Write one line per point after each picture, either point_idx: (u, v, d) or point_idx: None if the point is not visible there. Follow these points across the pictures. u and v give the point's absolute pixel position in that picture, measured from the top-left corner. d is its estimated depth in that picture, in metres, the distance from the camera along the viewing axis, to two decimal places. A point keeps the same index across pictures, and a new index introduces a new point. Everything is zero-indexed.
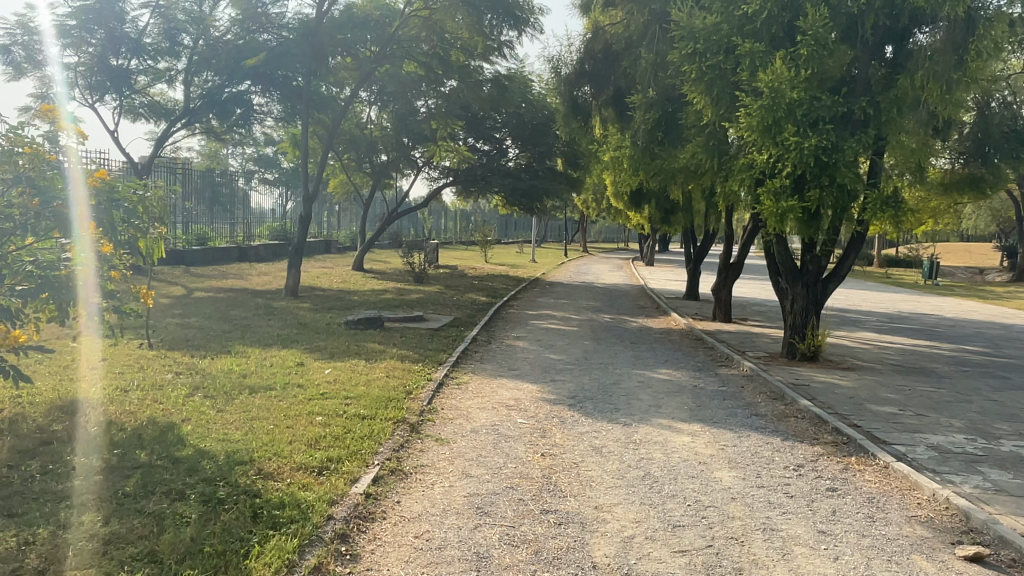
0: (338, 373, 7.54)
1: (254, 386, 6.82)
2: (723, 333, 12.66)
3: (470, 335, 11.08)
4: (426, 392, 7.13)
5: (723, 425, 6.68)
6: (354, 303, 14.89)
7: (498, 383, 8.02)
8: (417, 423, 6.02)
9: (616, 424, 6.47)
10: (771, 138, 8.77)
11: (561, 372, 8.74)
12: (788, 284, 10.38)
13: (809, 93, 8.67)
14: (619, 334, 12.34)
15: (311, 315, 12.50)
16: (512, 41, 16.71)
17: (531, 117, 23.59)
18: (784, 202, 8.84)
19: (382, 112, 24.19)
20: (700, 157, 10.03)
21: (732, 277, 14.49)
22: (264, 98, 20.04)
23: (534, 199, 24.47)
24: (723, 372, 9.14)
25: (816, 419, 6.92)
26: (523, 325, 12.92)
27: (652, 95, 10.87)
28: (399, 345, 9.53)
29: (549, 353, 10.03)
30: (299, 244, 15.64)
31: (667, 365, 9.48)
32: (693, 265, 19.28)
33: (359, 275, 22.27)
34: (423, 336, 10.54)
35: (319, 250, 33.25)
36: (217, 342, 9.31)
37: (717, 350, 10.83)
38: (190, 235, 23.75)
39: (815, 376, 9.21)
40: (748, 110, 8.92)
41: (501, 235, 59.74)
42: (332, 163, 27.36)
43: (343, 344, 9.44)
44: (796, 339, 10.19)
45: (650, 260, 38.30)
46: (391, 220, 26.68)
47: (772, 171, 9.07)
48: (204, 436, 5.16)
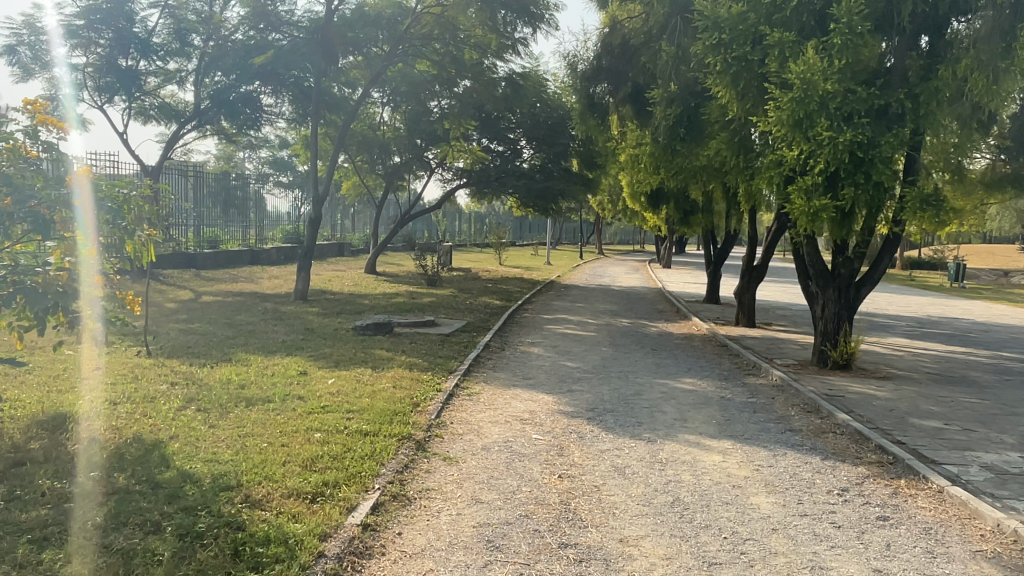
0: (342, 383, 7.10)
1: (252, 398, 6.40)
2: (748, 339, 12.10)
3: (483, 341, 10.62)
4: (434, 404, 6.66)
5: (756, 442, 6.16)
6: (364, 307, 14.49)
7: (512, 394, 7.55)
8: (424, 441, 5.56)
9: (639, 441, 5.98)
10: (802, 133, 8.23)
11: (578, 381, 8.25)
12: (818, 288, 9.84)
13: (843, 85, 8.13)
14: (639, 340, 11.83)
15: (319, 320, 12.10)
16: (527, 37, 16.28)
17: (546, 117, 23.15)
18: (816, 201, 8.30)
19: (395, 113, 23.85)
20: (724, 154, 9.52)
21: (755, 280, 13.93)
22: (275, 98, 19.75)
23: (549, 201, 24.00)
24: (751, 382, 8.62)
25: (857, 435, 6.39)
26: (538, 331, 12.44)
27: (673, 90, 10.36)
28: (408, 352, 9.08)
29: (565, 361, 9.54)
30: (309, 246, 15.26)
31: (690, 374, 8.97)
32: (714, 268, 18.69)
33: (371, 278, 21.89)
34: (434, 343, 10.09)
35: (332, 252, 32.99)
36: (218, 349, 8.92)
37: (743, 357, 10.29)
38: (201, 238, 23.48)
39: (850, 386, 8.66)
40: (777, 104, 8.40)
41: (515, 238, 59.38)
42: (345, 165, 27.05)
43: (350, 351, 9.02)
44: (827, 346, 9.65)
45: (667, 262, 37.69)
46: (404, 222, 26.32)
47: (803, 167, 8.54)
48: (190, 456, 4.73)
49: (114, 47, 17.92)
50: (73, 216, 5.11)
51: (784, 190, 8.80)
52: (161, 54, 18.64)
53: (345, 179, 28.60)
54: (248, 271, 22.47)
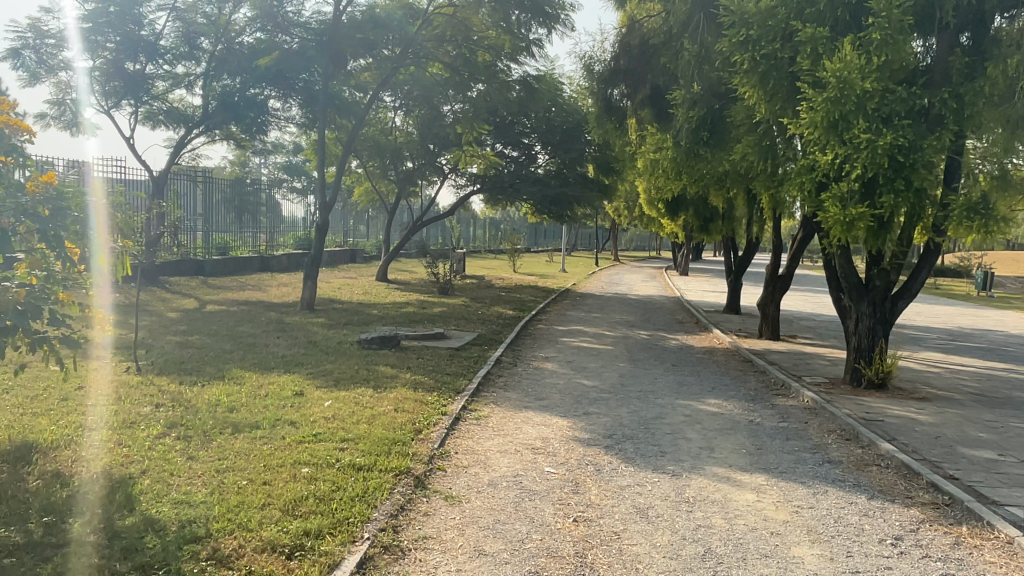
0: (339, 406, 6.58)
1: (240, 424, 5.90)
2: (773, 354, 11.46)
3: (494, 356, 10.08)
4: (438, 431, 6.10)
5: (792, 477, 5.56)
6: (372, 317, 14.01)
7: (523, 417, 6.99)
8: (424, 475, 5.02)
9: (663, 475, 5.39)
10: (837, 135, 7.63)
11: (595, 403, 7.67)
12: (851, 301, 9.19)
13: (882, 84, 7.52)
14: (658, 354, 11.22)
15: (323, 332, 11.63)
16: (542, 38, 15.76)
17: (561, 121, 22.63)
18: (852, 209, 7.68)
19: (408, 117, 23.43)
20: (750, 158, 8.92)
21: (780, 291, 13.28)
22: (284, 102, 19.38)
23: (564, 207, 23.44)
24: (781, 405, 7.98)
25: (905, 470, 5.77)
26: (552, 344, 11.87)
27: (695, 90, 9.79)
28: (414, 369, 8.55)
29: (580, 379, 8.97)
30: (316, 254, 14.81)
31: (715, 394, 8.35)
32: (734, 277, 18.03)
33: (381, 286, 21.45)
34: (442, 358, 9.55)
35: (344, 258, 32.65)
36: (213, 366, 8.46)
37: (769, 374, 9.66)
38: (210, 245, 23.16)
39: (888, 409, 8.01)
40: (809, 105, 7.80)
41: (530, 243, 58.88)
42: (357, 170, 26.69)
43: (351, 367, 8.50)
44: (862, 363, 9.00)
45: (684, 270, 36.97)
46: (416, 229, 25.87)
47: (838, 173, 7.93)
48: (159, 498, 4.26)
49: (122, 50, 17.67)
50: (35, 227, 4.58)
51: (815, 198, 8.20)
52: (170, 58, 18.40)
53: (358, 185, 28.26)
54: (256, 278, 22.14)
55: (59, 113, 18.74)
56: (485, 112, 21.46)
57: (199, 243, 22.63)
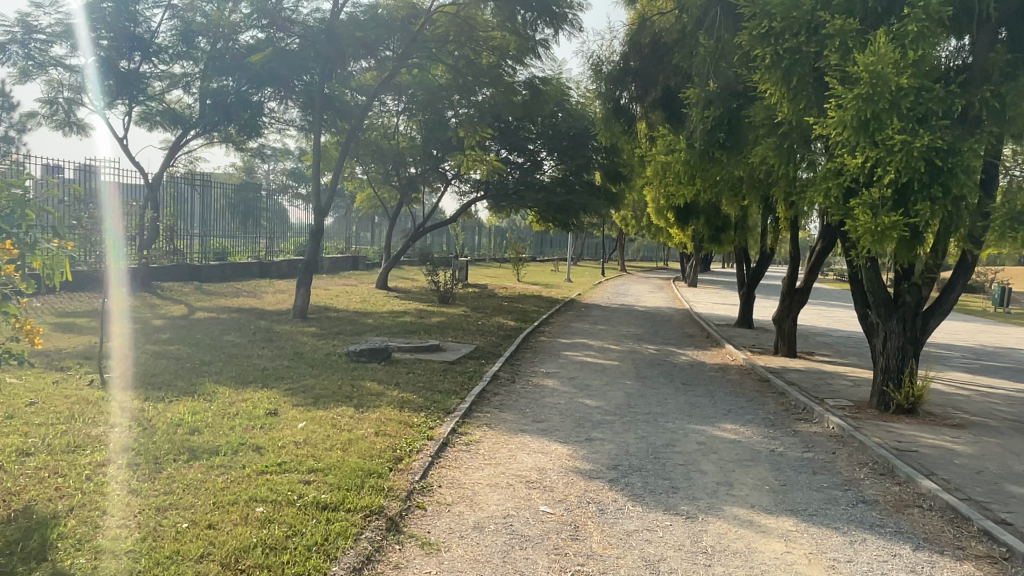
0: (314, 428, 5.90)
1: (197, 449, 5.24)
2: (790, 373, 10.74)
3: (491, 371, 9.40)
4: (421, 460, 5.42)
5: (824, 520, 4.86)
6: (366, 327, 13.36)
7: (519, 443, 6.30)
8: (398, 516, 4.34)
9: (676, 518, 4.69)
10: (868, 136, 6.95)
11: (599, 426, 6.99)
12: (879, 318, 8.49)
13: (919, 80, 6.84)
14: (667, 371, 10.51)
15: (312, 342, 11.00)
16: (548, 39, 15.17)
17: (568, 127, 22.02)
18: (883, 218, 6.98)
19: (411, 121, 22.87)
20: (770, 160, 8.25)
21: (797, 305, 12.61)
22: (282, 105, 18.80)
23: (570, 215, 22.80)
24: (804, 432, 7.26)
25: (952, 512, 5.05)
26: (555, 359, 11.18)
27: (711, 89, 9.14)
28: (403, 386, 7.87)
29: (584, 398, 8.28)
30: (309, 260, 14.17)
31: (730, 419, 7.64)
32: (746, 289, 17.32)
33: (380, 294, 20.79)
34: (435, 373, 8.88)
35: (345, 265, 32.14)
36: (185, 380, 7.81)
37: (789, 397, 8.94)
38: (207, 249, 22.56)
39: (922, 437, 7.29)
40: (838, 103, 7.13)
41: (536, 253, 58.34)
42: (360, 176, 26.15)
43: (335, 383, 7.84)
44: (890, 386, 8.30)
45: (693, 282, 36.23)
46: (419, 236, 25.24)
47: (868, 178, 7.25)
48: (79, 546, 3.59)
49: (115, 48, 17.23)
50: None
51: (843, 205, 7.52)
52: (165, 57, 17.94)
53: (359, 191, 27.74)
54: (252, 285, 21.56)
55: (52, 113, 18.52)
56: (490, 116, 20.89)
57: (196, 248, 22.05)
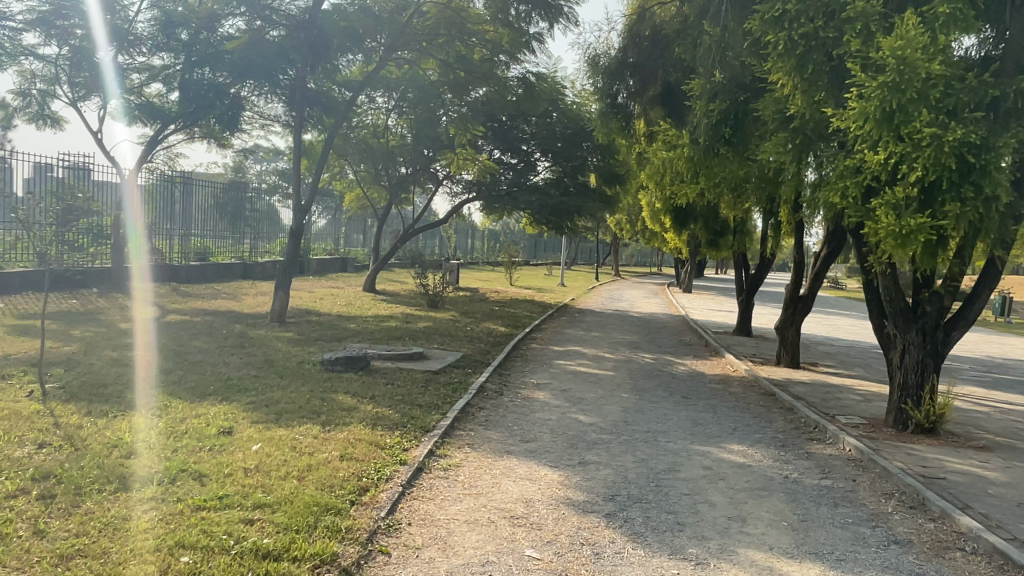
0: (270, 451, 5.20)
1: (128, 478, 4.54)
2: (797, 386, 10.08)
3: (476, 382, 8.71)
4: (389, 490, 4.71)
5: (855, 567, 4.17)
6: (347, 332, 12.66)
7: (504, 468, 5.60)
8: (354, 565, 3.63)
9: (683, 565, 4.00)
10: (893, 129, 6.30)
11: (593, 447, 6.31)
12: (896, 330, 7.84)
13: (949, 69, 6.22)
14: (666, 383, 9.82)
15: (287, 349, 10.28)
16: (543, 33, 14.52)
17: (563, 127, 21.36)
18: (908, 220, 6.33)
19: (401, 120, 22.22)
20: (780, 156, 7.62)
21: (801, 313, 11.96)
22: (266, 100, 18.10)
23: (563, 218, 22.15)
24: (818, 455, 6.59)
25: (1001, 558, 4.36)
26: (546, 368, 10.49)
27: (716, 80, 8.49)
28: (378, 399, 7.17)
29: (576, 413, 7.58)
30: (289, 261, 13.46)
31: (737, 438, 6.95)
32: (745, 295, 16.64)
33: (367, 297, 20.09)
34: (416, 385, 8.17)
35: (333, 266, 31.46)
36: (137, 390, 7.09)
37: (797, 413, 8.27)
38: (187, 249, 21.83)
39: (948, 462, 6.62)
40: (859, 94, 6.51)
41: (529, 256, 57.79)
42: (348, 176, 25.46)
43: (303, 395, 7.14)
44: (908, 404, 7.65)
45: (688, 287, 35.59)
46: (408, 237, 24.54)
47: (891, 175, 6.60)
48: None
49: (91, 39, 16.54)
50: None
51: (862, 206, 6.87)
52: (144, 49, 17.18)
53: (347, 191, 27.07)
54: (233, 287, 20.85)
55: (25, 105, 17.78)
56: (483, 115, 20.24)
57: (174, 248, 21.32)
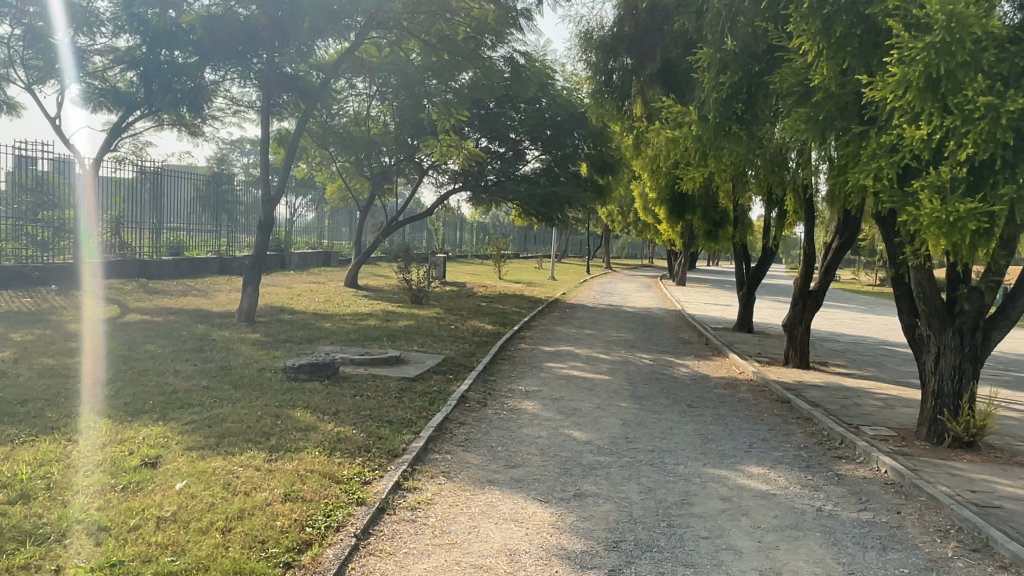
0: (196, 491, 4.25)
1: (5, 534, 3.57)
2: (811, 390, 9.20)
3: (458, 391, 7.78)
4: (338, 544, 3.77)
5: None
6: (321, 332, 11.70)
7: (484, 504, 4.64)
8: None
9: None
10: (938, 99, 5.41)
11: (589, 473, 5.39)
12: (929, 331, 6.95)
13: (1004, 27, 5.33)
14: (667, 389, 8.91)
15: (248, 354, 9.27)
16: (531, 9, 13.54)
17: (552, 114, 20.32)
18: (955, 205, 5.42)
19: (383, 107, 21.21)
20: (800, 135, 6.72)
21: (810, 309, 11.10)
22: (237, 85, 17.02)
23: (553, 209, 21.21)
24: (851, 480, 5.68)
25: None
26: (536, 372, 9.54)
27: (726, 50, 7.56)
28: (342, 416, 6.18)
29: (570, 429, 6.64)
30: (257, 256, 12.45)
31: (755, 458, 6.03)
32: (746, 290, 15.71)
33: (348, 293, 19.12)
34: (388, 396, 7.19)
35: (314, 260, 30.39)
36: (61, 408, 6.09)
37: (817, 425, 7.37)
38: (159, 243, 20.68)
39: (1000, 485, 5.73)
40: (897, 58, 5.61)
41: (517, 249, 56.86)
42: (329, 166, 24.41)
43: (256, 411, 6.19)
44: (944, 414, 6.78)
45: (681, 279, 34.67)
46: (392, 230, 23.53)
47: (934, 153, 5.71)
48: None
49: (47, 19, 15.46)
50: None
51: (898, 190, 5.97)
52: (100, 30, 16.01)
53: (329, 182, 25.98)
54: (206, 282, 19.76)
55: None
56: (468, 100, 19.22)
57: (145, 242, 20.14)
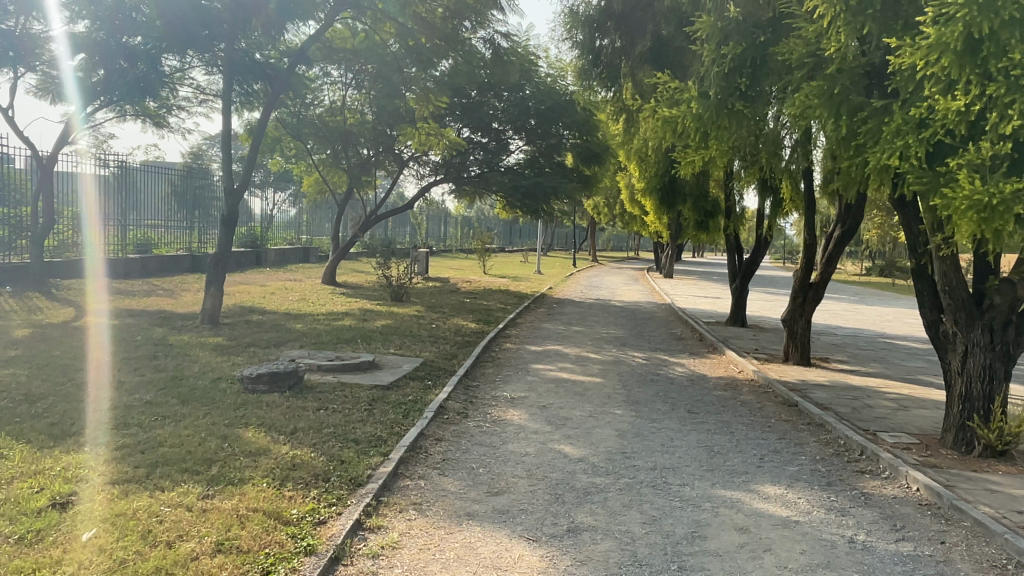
0: (106, 544, 3.49)
1: None
2: (819, 391, 8.53)
3: (435, 401, 7.02)
4: None
5: None
6: (291, 334, 10.89)
7: (461, 547, 3.87)
8: None
9: None
10: (977, 64, 4.72)
11: (582, 500, 4.64)
12: (956, 327, 6.28)
13: None
14: (664, 392, 8.20)
15: (205, 360, 8.47)
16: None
17: (536, 102, 19.46)
18: (996, 187, 4.73)
19: (360, 96, 20.37)
20: (814, 109, 6.03)
21: (811, 303, 10.45)
22: (201, 72, 16.06)
23: (538, 201, 20.44)
24: (881, 501, 4.98)
25: None
26: (521, 376, 8.78)
27: (729, 19, 6.85)
28: (300, 435, 5.41)
29: (560, 444, 5.89)
30: (220, 253, 11.64)
31: (770, 475, 5.33)
32: (740, 282, 14.99)
33: (323, 291, 18.26)
34: (356, 409, 6.42)
35: (292, 257, 29.43)
36: None
37: (832, 432, 6.68)
38: (125, 241, 19.63)
39: None
40: (930, 19, 4.92)
41: (502, 243, 56.10)
42: (304, 159, 23.46)
43: (201, 431, 5.41)
44: (974, 419, 6.11)
45: (670, 272, 33.96)
46: (370, 224, 22.67)
47: (971, 127, 5.01)
48: None
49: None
50: None
51: (927, 169, 5.28)
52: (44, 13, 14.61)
53: (305, 175, 25.03)
54: (175, 281, 18.77)
55: None
56: (448, 88, 18.38)
57: (110, 238, 19.02)
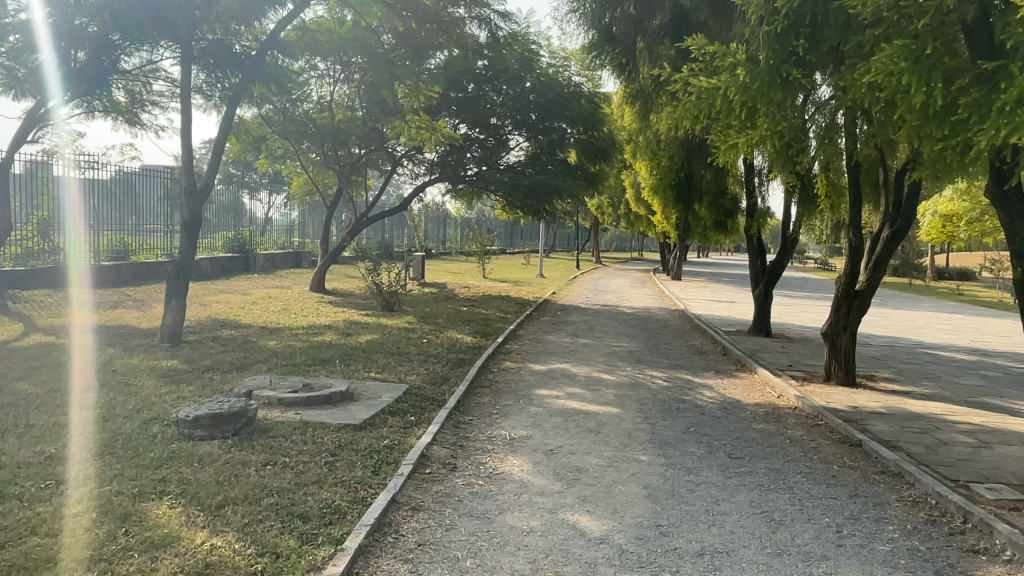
0: None
1: None
2: (879, 423, 7.13)
3: (416, 446, 5.65)
4: None
5: None
6: (260, 354, 9.52)
7: None
8: None
9: None
10: None
11: None
12: None
13: None
14: (695, 427, 6.81)
15: (147, 393, 7.05)
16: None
17: (537, 95, 17.96)
18: None
19: (350, 88, 19.02)
20: (896, 75, 4.68)
21: (855, 313, 9.09)
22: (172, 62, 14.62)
23: (540, 200, 19.10)
24: None
25: None
26: (522, 407, 7.40)
27: None
28: (229, 513, 4.08)
29: (573, 514, 4.49)
30: (181, 262, 10.30)
31: (859, 564, 3.94)
32: (764, 287, 13.60)
33: (309, 300, 16.88)
34: (315, 463, 5.07)
35: (283, 262, 28.07)
36: None
37: (915, 485, 5.29)
38: (99, 247, 18.05)
39: None
40: None
41: (503, 245, 54.76)
42: (291, 159, 22.10)
43: (96, 510, 4.03)
44: None
45: (678, 274, 32.53)
46: (361, 227, 21.31)
47: None
48: None
49: None
50: None
51: None
52: None
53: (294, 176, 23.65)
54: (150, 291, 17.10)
55: None
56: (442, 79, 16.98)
57: (80, 245, 17.44)
